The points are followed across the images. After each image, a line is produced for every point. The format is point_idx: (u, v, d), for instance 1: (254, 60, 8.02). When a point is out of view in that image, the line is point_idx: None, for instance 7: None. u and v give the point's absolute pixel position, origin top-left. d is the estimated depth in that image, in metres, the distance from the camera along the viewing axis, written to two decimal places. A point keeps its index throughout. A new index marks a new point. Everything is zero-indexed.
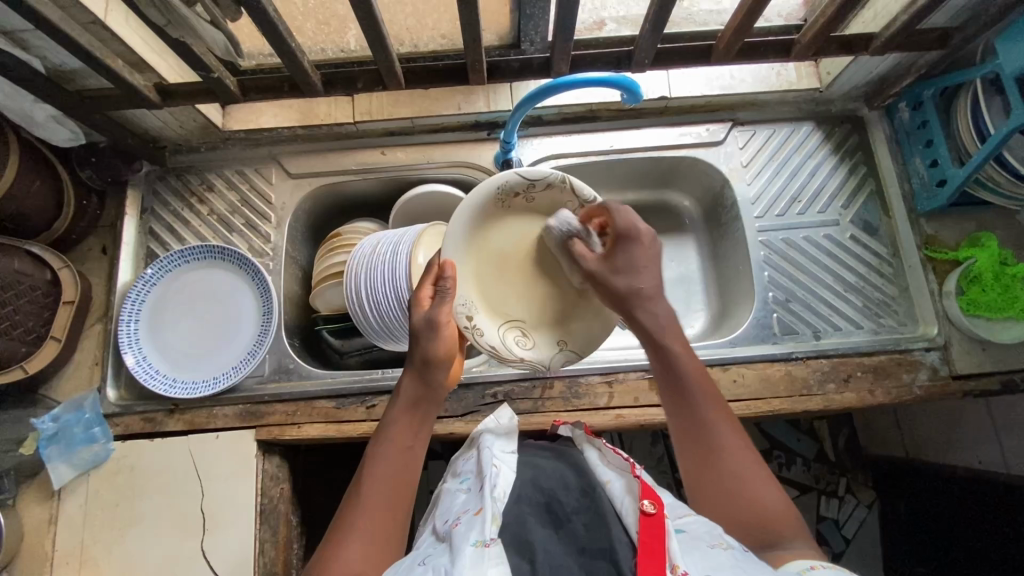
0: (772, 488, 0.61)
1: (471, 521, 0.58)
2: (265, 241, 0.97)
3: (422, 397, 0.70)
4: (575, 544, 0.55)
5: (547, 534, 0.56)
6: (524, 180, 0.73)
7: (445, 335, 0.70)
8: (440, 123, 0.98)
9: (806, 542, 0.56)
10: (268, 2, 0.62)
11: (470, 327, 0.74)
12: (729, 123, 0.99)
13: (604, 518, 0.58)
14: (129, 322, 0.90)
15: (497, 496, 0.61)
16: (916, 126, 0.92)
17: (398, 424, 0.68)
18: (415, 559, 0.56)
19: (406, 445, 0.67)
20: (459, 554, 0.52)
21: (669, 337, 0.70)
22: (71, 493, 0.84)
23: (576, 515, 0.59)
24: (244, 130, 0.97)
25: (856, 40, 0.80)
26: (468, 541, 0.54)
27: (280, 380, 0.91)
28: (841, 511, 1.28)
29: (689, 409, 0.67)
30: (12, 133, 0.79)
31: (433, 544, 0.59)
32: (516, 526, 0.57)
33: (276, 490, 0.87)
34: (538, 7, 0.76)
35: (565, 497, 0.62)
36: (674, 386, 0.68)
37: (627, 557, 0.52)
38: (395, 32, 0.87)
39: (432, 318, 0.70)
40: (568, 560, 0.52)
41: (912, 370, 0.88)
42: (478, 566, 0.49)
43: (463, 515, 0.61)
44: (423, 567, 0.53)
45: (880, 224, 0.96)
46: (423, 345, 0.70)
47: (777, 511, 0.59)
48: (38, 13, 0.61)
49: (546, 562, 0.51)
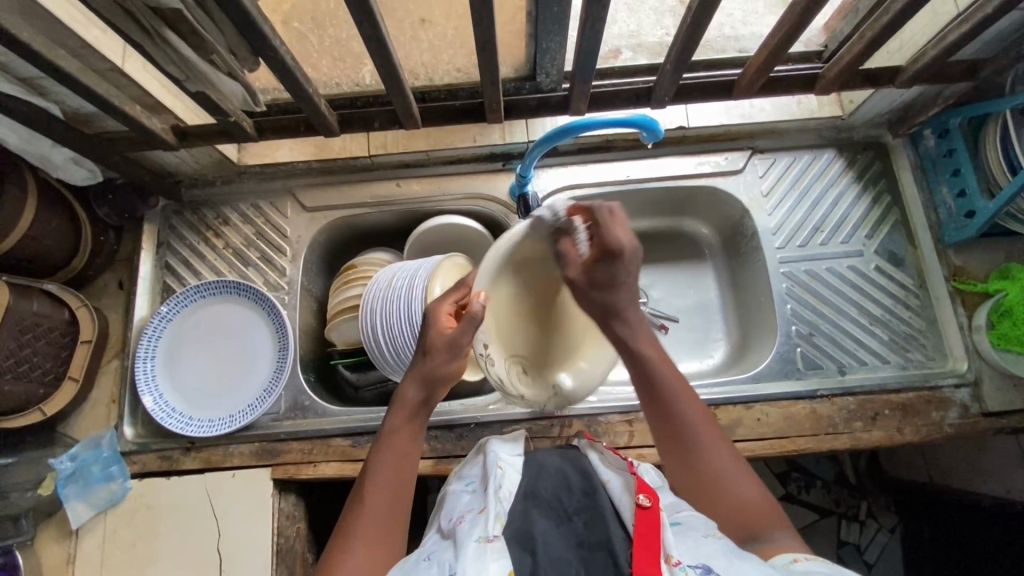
0: (751, 482, 0.61)
1: (473, 519, 0.56)
2: (280, 275, 0.96)
3: (417, 408, 0.68)
4: (574, 538, 0.54)
5: (548, 524, 0.55)
6: (546, 224, 0.69)
7: (463, 359, 0.68)
8: (456, 156, 0.98)
9: (790, 534, 0.56)
10: (287, 52, 0.62)
11: (484, 356, 0.67)
12: (749, 151, 0.98)
13: (601, 512, 0.56)
14: (146, 360, 0.89)
15: (500, 496, 0.60)
16: (943, 154, 0.90)
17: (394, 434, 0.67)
18: (420, 555, 0.55)
19: (405, 452, 0.66)
20: (462, 550, 0.51)
21: (642, 341, 0.68)
22: (89, 533, 0.84)
23: (576, 508, 0.58)
24: (259, 164, 0.98)
25: (882, 72, 0.79)
26: (471, 537, 0.52)
27: (296, 417, 0.90)
28: (863, 536, 1.17)
29: (661, 408, 0.66)
30: (31, 174, 0.79)
31: (437, 541, 0.57)
32: (521, 521, 0.56)
33: (293, 529, 0.87)
34: (555, 42, 0.71)
35: (567, 490, 0.61)
36: (647, 390, 0.67)
37: (624, 549, 0.50)
38: (410, 67, 0.83)
39: (455, 341, 0.67)
40: (567, 553, 0.51)
41: (942, 408, 0.85)
42: (479, 561, 0.49)
43: (466, 513, 0.59)
44: (428, 562, 0.52)
45: (906, 254, 0.94)
46: (432, 360, 0.68)
47: (761, 504, 0.59)
48: (59, 68, 0.61)
49: (546, 556, 0.51)
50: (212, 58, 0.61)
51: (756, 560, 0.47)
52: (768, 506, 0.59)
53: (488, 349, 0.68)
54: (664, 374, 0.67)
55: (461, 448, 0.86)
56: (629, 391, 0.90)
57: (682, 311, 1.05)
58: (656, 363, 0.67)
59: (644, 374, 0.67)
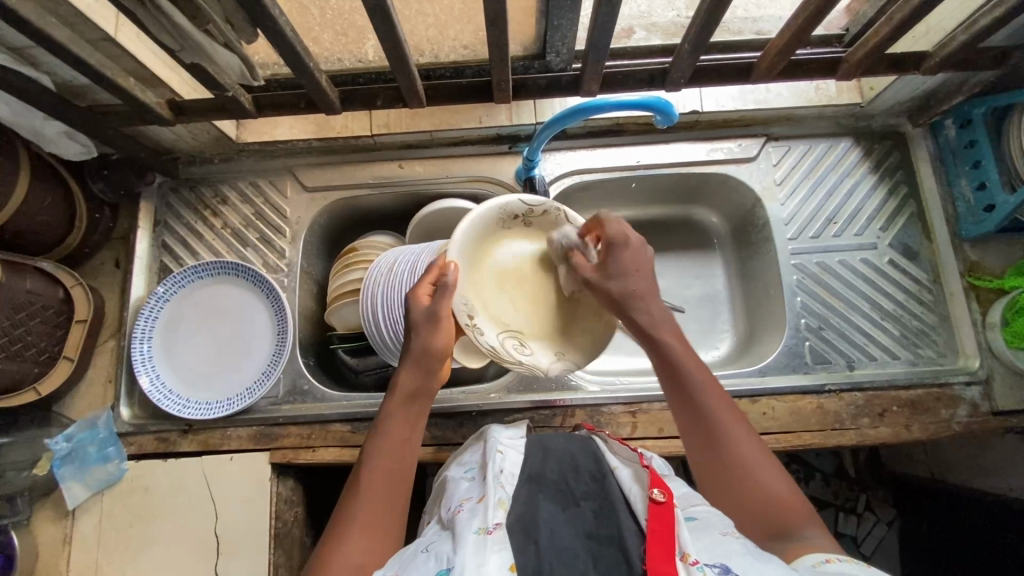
0: (780, 478, 0.59)
1: (472, 508, 0.55)
2: (279, 256, 0.94)
3: (415, 392, 0.67)
4: (583, 528, 0.52)
5: (554, 513, 0.54)
6: (525, 206, 0.71)
7: (445, 329, 0.66)
8: (460, 137, 0.95)
9: (819, 530, 0.53)
10: (286, 23, 0.58)
11: (469, 326, 0.67)
12: (763, 139, 0.95)
13: (614, 506, 0.54)
14: (142, 342, 0.88)
15: (501, 482, 0.59)
16: (963, 145, 0.88)
17: (392, 420, 0.66)
18: (418, 546, 0.53)
19: (402, 438, 0.66)
20: (461, 541, 0.49)
21: (664, 334, 0.66)
22: (86, 514, 0.83)
23: (585, 499, 0.57)
24: (259, 142, 0.94)
25: (907, 58, 0.76)
26: (471, 528, 0.51)
27: (294, 402, 0.89)
28: (860, 528, 1.16)
29: (687, 398, 0.64)
30: (23, 148, 0.77)
31: (437, 531, 0.56)
32: (524, 506, 0.55)
33: (291, 514, 0.86)
34: (566, 19, 0.68)
35: (576, 480, 0.60)
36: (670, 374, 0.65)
37: (637, 546, 0.49)
38: (415, 43, 0.80)
39: (433, 311, 0.65)
40: (575, 545, 0.50)
41: (952, 405, 0.84)
42: (480, 554, 0.47)
43: (465, 501, 0.58)
44: (426, 554, 0.51)
45: (920, 248, 0.92)
46: (421, 337, 0.66)
47: (784, 496, 0.57)
48: (46, 35, 0.58)
49: (551, 544, 0.49)
50: (209, 29, 0.58)
51: (774, 560, 0.44)
52: (799, 503, 0.57)
53: (472, 320, 0.67)
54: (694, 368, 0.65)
55: (460, 436, 0.85)
56: (632, 382, 0.89)
57: (688, 301, 1.03)
58: (684, 359, 0.65)
59: (669, 367, 0.65)
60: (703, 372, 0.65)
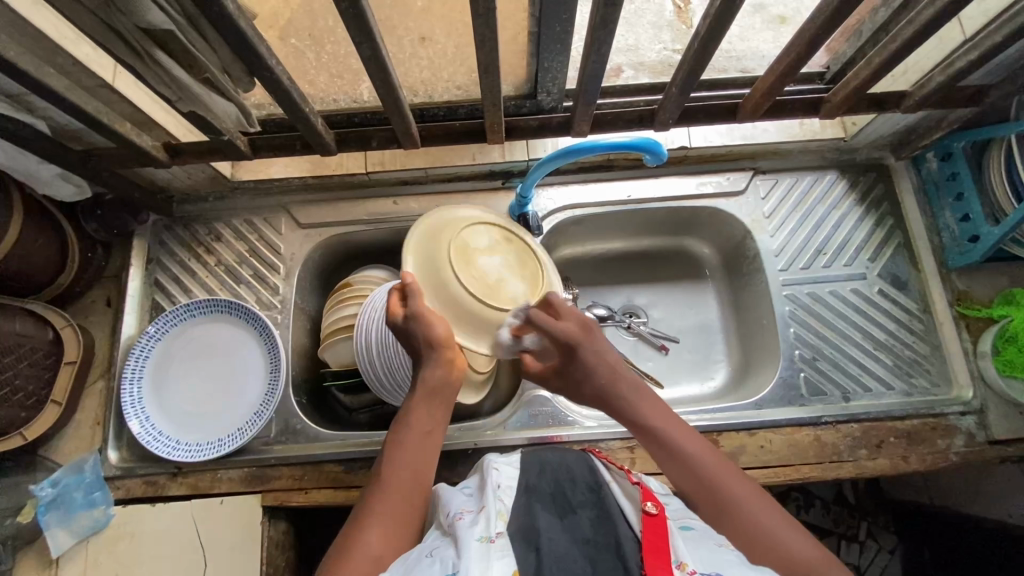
0: (794, 526, 0.58)
1: (473, 517, 0.54)
2: (273, 293, 0.94)
3: (436, 386, 0.65)
4: (580, 536, 0.51)
5: (551, 520, 0.53)
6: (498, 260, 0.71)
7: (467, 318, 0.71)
8: (453, 173, 0.97)
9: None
10: (283, 72, 0.60)
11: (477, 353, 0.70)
12: (750, 172, 0.97)
13: (610, 516, 0.54)
14: (133, 382, 0.87)
15: (500, 494, 0.58)
16: (946, 177, 0.90)
17: (415, 412, 0.64)
18: (421, 551, 0.51)
19: (424, 431, 0.64)
20: (463, 548, 0.48)
21: (651, 403, 0.67)
22: (71, 563, 0.81)
23: (582, 507, 0.56)
24: (253, 180, 0.95)
25: (886, 97, 0.78)
26: (472, 536, 0.50)
27: (287, 442, 0.87)
28: (863, 558, 1.11)
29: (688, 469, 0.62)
30: (17, 191, 0.77)
31: (437, 536, 0.54)
32: (524, 515, 0.53)
33: (282, 558, 0.84)
34: (556, 62, 0.70)
35: (571, 489, 0.59)
36: (663, 449, 0.64)
37: (634, 554, 0.48)
38: (409, 84, 0.82)
39: (414, 312, 0.64)
40: (573, 551, 0.49)
41: (948, 435, 0.84)
42: (483, 561, 0.46)
43: (465, 510, 0.56)
44: (430, 559, 0.49)
45: (909, 278, 0.93)
46: (418, 339, 0.64)
47: (809, 552, 0.55)
48: (44, 86, 0.59)
49: (550, 551, 0.48)
50: (206, 78, 0.59)
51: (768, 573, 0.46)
52: (813, 546, 0.56)
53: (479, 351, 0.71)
54: (682, 432, 0.65)
55: (456, 474, 0.84)
56: None
57: (683, 331, 1.04)
58: (670, 422, 0.65)
59: (661, 433, 0.64)
60: (690, 435, 0.65)
